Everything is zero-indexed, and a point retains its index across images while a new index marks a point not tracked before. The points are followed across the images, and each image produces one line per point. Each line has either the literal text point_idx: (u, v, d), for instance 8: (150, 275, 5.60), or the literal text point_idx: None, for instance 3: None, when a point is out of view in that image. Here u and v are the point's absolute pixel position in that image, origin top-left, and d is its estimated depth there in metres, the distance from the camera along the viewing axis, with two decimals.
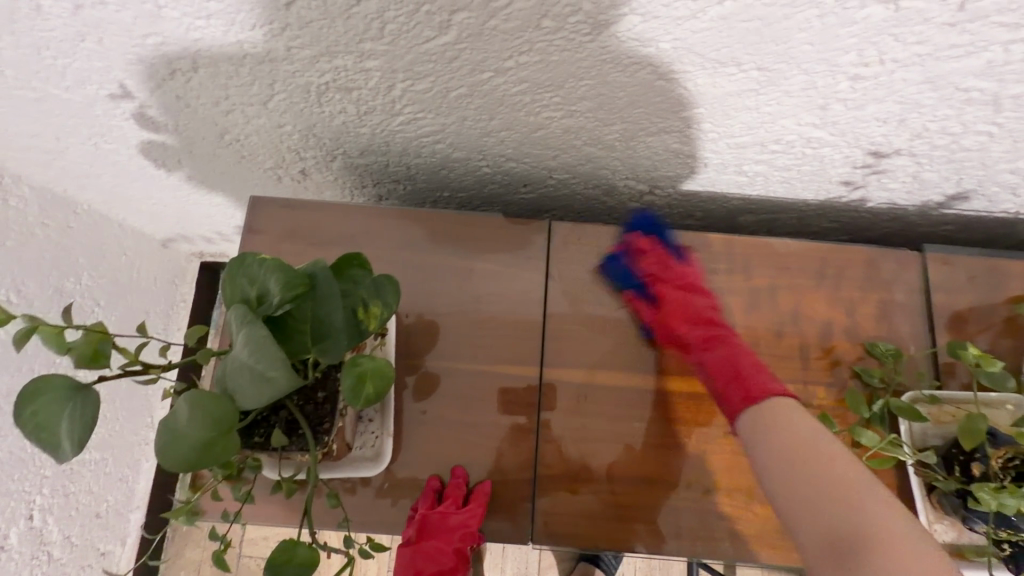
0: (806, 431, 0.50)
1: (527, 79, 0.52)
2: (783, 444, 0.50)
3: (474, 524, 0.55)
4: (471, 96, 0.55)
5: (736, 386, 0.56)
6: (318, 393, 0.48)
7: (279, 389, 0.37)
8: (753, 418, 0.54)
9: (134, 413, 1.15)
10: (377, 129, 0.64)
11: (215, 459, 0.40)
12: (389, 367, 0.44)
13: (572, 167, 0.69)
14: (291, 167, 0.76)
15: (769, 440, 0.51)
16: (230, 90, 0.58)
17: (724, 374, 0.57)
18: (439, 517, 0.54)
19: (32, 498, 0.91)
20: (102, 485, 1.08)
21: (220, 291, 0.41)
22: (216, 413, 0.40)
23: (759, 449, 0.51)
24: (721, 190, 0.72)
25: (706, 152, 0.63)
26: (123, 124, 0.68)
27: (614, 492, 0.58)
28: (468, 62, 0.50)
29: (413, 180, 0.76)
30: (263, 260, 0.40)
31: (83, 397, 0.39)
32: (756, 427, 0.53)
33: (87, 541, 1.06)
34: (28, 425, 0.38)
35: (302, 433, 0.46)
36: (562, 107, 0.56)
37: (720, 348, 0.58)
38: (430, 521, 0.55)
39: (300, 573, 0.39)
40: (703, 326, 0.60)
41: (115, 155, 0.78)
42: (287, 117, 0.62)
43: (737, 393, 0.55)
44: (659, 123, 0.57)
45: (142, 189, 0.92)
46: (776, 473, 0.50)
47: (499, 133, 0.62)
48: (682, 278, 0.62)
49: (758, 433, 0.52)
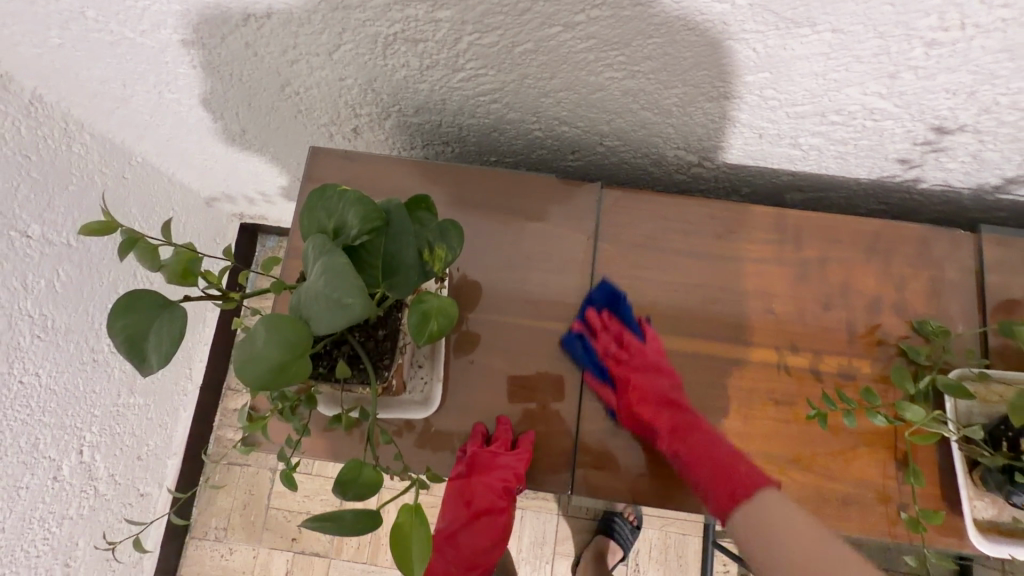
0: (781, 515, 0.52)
1: (594, 35, 0.52)
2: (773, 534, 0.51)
3: (521, 468, 0.57)
4: (535, 52, 0.56)
5: (716, 481, 0.55)
6: (379, 331, 0.49)
7: (354, 315, 0.39)
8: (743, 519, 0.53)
9: (176, 363, 1.20)
10: (436, 85, 0.65)
11: (286, 381, 0.42)
12: (453, 307, 0.45)
13: (624, 133, 0.69)
14: (344, 124, 0.78)
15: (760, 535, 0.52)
16: (299, 39, 0.60)
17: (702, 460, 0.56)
18: (487, 459, 0.57)
19: (82, 434, 0.96)
20: (144, 429, 1.13)
21: (299, 222, 0.43)
22: (291, 335, 0.41)
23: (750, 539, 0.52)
24: (772, 164, 0.72)
25: (763, 121, 0.63)
26: (189, 72, 0.70)
27: (646, 464, 0.59)
28: (539, 15, 0.51)
29: (463, 142, 0.77)
30: (343, 193, 0.42)
31: (171, 314, 0.41)
32: (749, 530, 0.53)
33: (130, 481, 1.11)
34: (120, 337, 0.40)
35: (363, 368, 0.48)
36: (625, 67, 0.56)
37: (694, 435, 0.57)
38: (479, 460, 0.57)
39: (364, 493, 0.41)
40: (667, 409, 0.59)
41: (176, 105, 0.80)
42: (350, 69, 0.64)
43: (719, 490, 0.55)
44: (719, 87, 0.57)
45: (196, 143, 0.94)
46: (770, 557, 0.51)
47: (557, 94, 0.63)
48: (643, 358, 0.61)
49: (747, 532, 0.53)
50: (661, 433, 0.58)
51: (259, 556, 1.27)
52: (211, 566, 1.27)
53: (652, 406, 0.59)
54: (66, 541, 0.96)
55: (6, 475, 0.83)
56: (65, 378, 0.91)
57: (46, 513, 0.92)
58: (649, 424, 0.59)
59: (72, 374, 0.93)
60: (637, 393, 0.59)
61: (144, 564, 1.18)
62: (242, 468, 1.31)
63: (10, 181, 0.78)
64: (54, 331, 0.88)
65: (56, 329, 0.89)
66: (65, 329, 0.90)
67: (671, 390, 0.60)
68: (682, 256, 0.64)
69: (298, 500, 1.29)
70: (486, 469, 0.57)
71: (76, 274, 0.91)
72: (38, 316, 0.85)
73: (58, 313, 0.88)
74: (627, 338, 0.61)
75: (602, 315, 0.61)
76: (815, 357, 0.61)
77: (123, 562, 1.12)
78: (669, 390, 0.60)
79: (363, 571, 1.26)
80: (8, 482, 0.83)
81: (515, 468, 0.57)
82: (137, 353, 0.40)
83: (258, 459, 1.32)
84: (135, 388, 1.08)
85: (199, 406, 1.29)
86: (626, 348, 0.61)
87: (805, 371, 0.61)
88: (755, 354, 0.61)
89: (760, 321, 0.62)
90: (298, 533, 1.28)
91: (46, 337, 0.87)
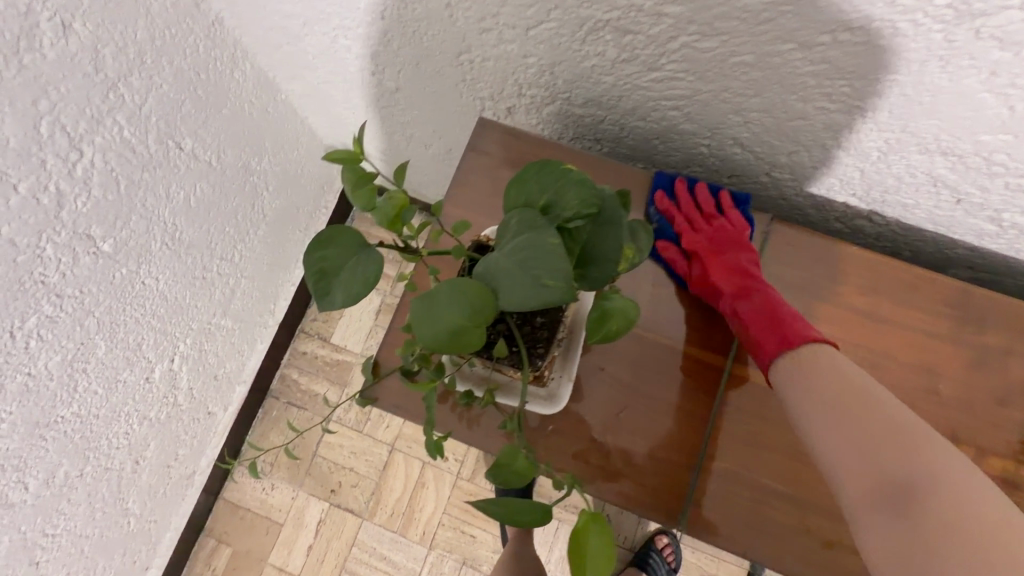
0: (843, 370, 0.53)
1: (829, 60, 0.48)
2: (830, 388, 0.52)
3: None
4: (751, 66, 0.53)
5: (770, 333, 0.57)
6: (537, 318, 0.47)
7: (552, 298, 0.37)
8: (792, 365, 0.55)
9: (265, 296, 1.24)
10: (621, 81, 0.63)
11: (460, 345, 0.41)
12: (635, 310, 0.42)
13: (800, 169, 0.65)
14: (502, 102, 0.78)
15: (817, 385, 0.52)
16: (503, 9, 0.59)
17: (760, 318, 0.58)
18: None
19: (177, 343, 1.00)
20: (226, 351, 1.17)
21: (505, 191, 0.42)
22: (476, 303, 0.39)
23: (818, 395, 0.52)
24: (955, 235, 0.66)
25: (972, 187, 0.57)
26: (376, 20, 0.71)
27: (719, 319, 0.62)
28: (781, 28, 0.47)
29: (617, 143, 0.75)
30: (564, 170, 0.40)
31: (361, 264, 0.40)
32: (795, 376, 0.54)
33: (202, 398, 1.15)
34: (312, 271, 0.40)
35: (516, 351, 0.47)
36: (845, 100, 0.52)
37: (757, 296, 0.59)
38: None
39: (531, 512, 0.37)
40: (738, 274, 0.61)
41: (345, 51, 0.82)
42: (539, 48, 0.63)
43: (770, 340, 0.57)
44: (942, 142, 0.53)
45: (342, 94, 0.96)
46: (833, 438, 0.50)
47: (750, 114, 0.59)
48: (710, 228, 0.64)
49: (797, 380, 0.54)
50: (724, 294, 0.61)
51: (297, 498, 1.30)
52: (251, 496, 1.31)
53: (725, 265, 0.61)
54: (142, 439, 1.00)
55: (112, 366, 0.87)
56: (177, 288, 0.95)
57: (133, 410, 0.96)
58: (713, 264, 0.62)
59: (184, 286, 0.97)
60: (702, 249, 0.63)
61: (195, 479, 1.22)
62: (299, 412, 1.35)
63: (181, 93, 0.81)
64: (179, 243, 0.92)
65: (182, 241, 0.92)
66: (189, 242, 0.94)
67: (747, 262, 0.61)
68: (848, 311, 0.59)
69: (344, 454, 1.32)
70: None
71: (209, 193, 0.95)
72: (170, 224, 0.89)
73: (187, 227, 0.92)
74: (699, 208, 0.65)
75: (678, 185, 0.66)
76: (978, 455, 0.55)
77: (180, 472, 1.16)
78: (756, 261, 0.61)
79: (391, 540, 1.27)
80: (111, 373, 0.88)
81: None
82: (323, 290, 0.40)
83: (315, 405, 1.35)
84: (227, 311, 1.12)
85: (274, 342, 1.33)
86: (701, 217, 0.65)
87: None
88: None
89: (923, 401, 0.57)
90: (337, 487, 1.30)
91: (172, 247, 0.91)
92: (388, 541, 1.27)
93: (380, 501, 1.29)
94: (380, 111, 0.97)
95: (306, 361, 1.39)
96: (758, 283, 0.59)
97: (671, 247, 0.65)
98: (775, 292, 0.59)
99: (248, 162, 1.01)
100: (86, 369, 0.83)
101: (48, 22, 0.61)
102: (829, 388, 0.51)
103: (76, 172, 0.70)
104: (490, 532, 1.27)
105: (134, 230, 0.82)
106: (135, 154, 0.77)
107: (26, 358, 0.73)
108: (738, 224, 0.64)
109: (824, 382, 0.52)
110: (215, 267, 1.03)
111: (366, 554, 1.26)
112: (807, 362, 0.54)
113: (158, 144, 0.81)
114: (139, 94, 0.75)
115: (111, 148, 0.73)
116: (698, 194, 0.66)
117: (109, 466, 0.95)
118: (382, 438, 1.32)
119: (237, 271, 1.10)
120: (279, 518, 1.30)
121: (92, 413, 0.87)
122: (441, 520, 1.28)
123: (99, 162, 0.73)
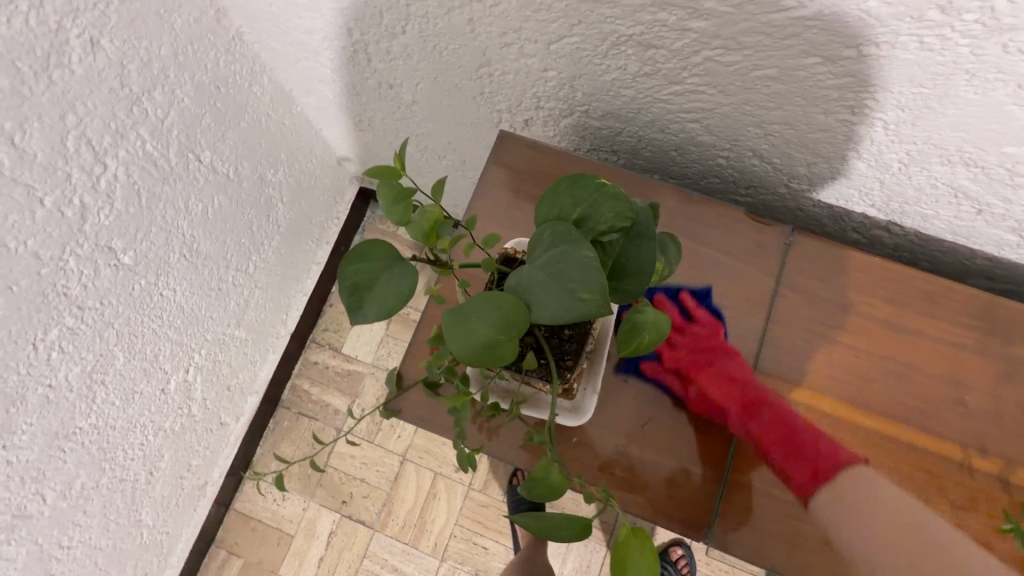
0: (875, 490, 0.52)
1: (854, 74, 0.49)
2: (874, 516, 0.50)
3: None
4: (775, 79, 0.53)
5: (795, 457, 0.54)
6: (565, 330, 0.48)
7: (587, 311, 0.38)
8: (829, 500, 0.52)
9: (277, 307, 1.24)
10: (641, 94, 0.63)
11: (493, 358, 0.41)
12: (667, 323, 0.43)
13: (819, 181, 0.65)
14: (519, 115, 0.78)
15: (860, 516, 0.50)
16: (526, 24, 0.60)
17: (781, 441, 0.55)
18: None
19: (192, 354, 1.01)
20: (239, 362, 1.18)
21: (537, 204, 0.43)
22: (510, 315, 0.39)
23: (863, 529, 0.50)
24: (975, 245, 0.66)
25: (995, 198, 0.57)
26: (397, 35, 0.72)
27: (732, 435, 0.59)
28: (806, 42, 0.48)
29: (634, 154, 0.75)
30: (598, 185, 0.41)
31: (394, 278, 0.40)
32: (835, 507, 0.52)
33: (215, 409, 1.15)
34: (346, 285, 0.40)
35: (545, 363, 0.48)
36: (868, 113, 0.53)
37: (766, 411, 0.56)
38: None
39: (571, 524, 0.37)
40: (735, 388, 0.57)
41: (364, 65, 0.83)
42: (560, 62, 0.63)
43: (799, 466, 0.54)
44: (965, 153, 0.53)
45: (358, 106, 0.97)
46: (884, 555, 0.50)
47: (771, 126, 0.60)
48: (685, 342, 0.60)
49: (837, 509, 0.52)
50: (732, 415, 0.57)
51: (308, 510, 1.30)
52: (262, 507, 1.31)
53: (719, 385, 0.58)
54: (156, 451, 1.00)
55: (129, 378, 0.88)
56: (194, 299, 0.96)
57: (148, 421, 0.96)
58: (707, 387, 0.58)
59: (200, 297, 0.97)
60: (689, 369, 0.59)
61: (207, 491, 1.22)
62: (311, 422, 1.35)
63: (201, 108, 0.82)
64: (197, 255, 0.92)
65: (199, 252, 0.93)
66: (206, 253, 0.95)
67: (738, 372, 0.58)
68: (872, 322, 0.59)
69: (355, 465, 1.31)
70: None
71: (226, 205, 0.95)
72: (189, 236, 0.89)
73: (204, 239, 0.93)
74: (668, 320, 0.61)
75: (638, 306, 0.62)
76: (1006, 467, 0.55)
77: (192, 483, 1.16)
78: (745, 366, 0.58)
79: (403, 552, 1.26)
80: (129, 385, 0.88)
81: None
82: (357, 305, 0.40)
83: (327, 416, 1.35)
84: (241, 321, 1.12)
85: (285, 352, 1.33)
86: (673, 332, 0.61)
87: (991, 476, 0.55)
88: (937, 447, 0.56)
89: (948, 413, 0.57)
90: (349, 498, 1.30)
91: (190, 258, 0.91)
92: (400, 553, 1.26)
93: (392, 512, 1.28)
94: (394, 123, 0.98)
95: (317, 371, 1.39)
96: (761, 394, 0.56)
97: (658, 367, 0.61)
98: (779, 398, 0.57)
99: (263, 174, 1.02)
100: (105, 380, 0.83)
101: (77, 40, 0.62)
102: (877, 517, 0.50)
103: (100, 185, 0.71)
104: (502, 543, 1.26)
105: (153, 242, 0.82)
106: (156, 167, 0.78)
107: (48, 370, 0.73)
108: (710, 322, 0.60)
109: (870, 511, 0.50)
110: (230, 278, 1.04)
111: (378, 566, 1.25)
112: (845, 488, 0.52)
113: (179, 158, 0.82)
114: (161, 108, 0.76)
115: (133, 162, 0.74)
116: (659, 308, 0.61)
117: (125, 477, 0.95)
118: (394, 448, 1.32)
119: (251, 282, 1.11)
120: (290, 529, 1.29)
121: (109, 424, 0.87)
122: (453, 532, 1.27)
123: (122, 176, 0.73)
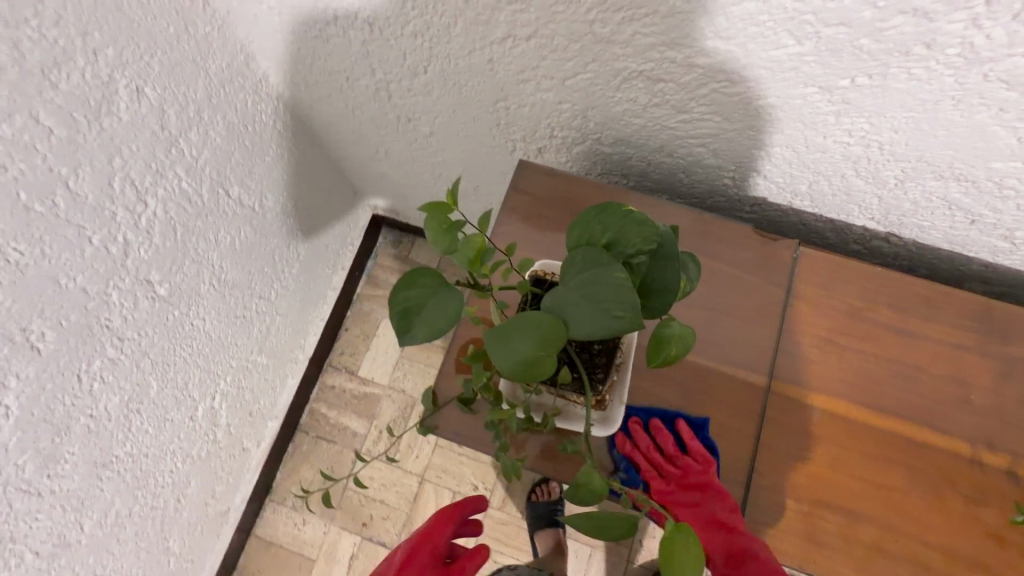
0: None
1: (849, 101, 0.53)
2: None
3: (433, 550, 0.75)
4: (776, 107, 0.57)
5: None
6: (595, 344, 0.51)
7: (622, 328, 0.41)
8: None
9: (296, 332, 1.27)
10: (650, 122, 0.68)
11: (534, 374, 0.44)
12: (693, 335, 0.46)
13: (820, 196, 0.69)
14: (532, 143, 0.83)
15: None
16: (543, 62, 0.64)
17: None
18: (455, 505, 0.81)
19: (218, 382, 1.03)
20: (261, 387, 1.20)
21: (568, 231, 0.46)
22: (550, 334, 0.42)
23: None
24: (970, 252, 0.70)
25: (986, 209, 0.61)
26: (419, 74, 0.77)
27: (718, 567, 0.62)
28: (804, 75, 0.52)
29: (643, 177, 0.79)
30: (625, 212, 0.44)
31: (441, 302, 0.44)
32: None
33: (238, 434, 1.17)
34: (398, 311, 0.44)
35: (578, 375, 0.51)
36: (864, 135, 0.57)
37: (748, 564, 0.57)
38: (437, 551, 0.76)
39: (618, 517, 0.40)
40: (720, 532, 0.58)
41: (385, 100, 0.88)
42: (574, 95, 0.68)
43: None
44: (956, 169, 0.57)
45: (376, 137, 1.01)
46: None
47: (774, 148, 0.64)
48: (677, 473, 0.61)
49: None
50: (717, 557, 0.59)
51: (328, 533, 1.31)
52: (283, 532, 1.32)
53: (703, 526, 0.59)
54: (184, 477, 1.02)
55: (162, 406, 0.90)
56: (221, 327, 0.99)
57: (178, 448, 0.98)
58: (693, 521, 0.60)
59: (227, 325, 1.01)
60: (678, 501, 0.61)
61: (230, 517, 1.23)
62: (329, 445, 1.37)
63: (230, 146, 0.87)
64: (224, 284, 0.96)
65: (226, 282, 0.97)
66: (233, 283, 0.98)
67: (725, 514, 0.58)
68: (879, 328, 0.62)
69: (375, 486, 1.33)
70: (452, 517, 0.78)
71: (251, 236, 0.99)
72: (217, 267, 0.93)
73: (231, 269, 0.97)
74: (661, 449, 0.62)
75: (634, 432, 0.62)
76: (1012, 461, 0.58)
77: (216, 509, 1.17)
78: (734, 511, 0.58)
79: None
80: (161, 413, 0.91)
81: (477, 532, 0.82)
82: (408, 328, 0.44)
83: (345, 438, 1.37)
84: (263, 347, 1.15)
85: (303, 377, 1.36)
86: (665, 463, 0.61)
87: (998, 470, 0.58)
88: (946, 443, 0.59)
89: (955, 411, 0.60)
90: (369, 520, 1.31)
91: (218, 288, 0.95)
92: None
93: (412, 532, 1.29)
94: (411, 152, 1.02)
95: (333, 394, 1.41)
96: (747, 545, 0.57)
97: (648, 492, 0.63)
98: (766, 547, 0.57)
99: (285, 205, 1.06)
100: (140, 410, 0.86)
101: (125, 90, 0.66)
102: None
103: (141, 222, 0.74)
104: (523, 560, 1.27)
105: (186, 274, 0.86)
106: (190, 203, 0.82)
107: (90, 401, 0.76)
108: (703, 457, 0.60)
109: None
110: (254, 305, 1.07)
111: None
112: None
113: (211, 194, 0.86)
114: (196, 148, 0.80)
115: (171, 199, 0.78)
116: (656, 435, 0.62)
117: (155, 505, 0.97)
118: (412, 468, 1.34)
119: (273, 309, 1.14)
120: (311, 553, 1.30)
121: (143, 451, 0.89)
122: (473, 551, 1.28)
123: (160, 213, 0.77)
